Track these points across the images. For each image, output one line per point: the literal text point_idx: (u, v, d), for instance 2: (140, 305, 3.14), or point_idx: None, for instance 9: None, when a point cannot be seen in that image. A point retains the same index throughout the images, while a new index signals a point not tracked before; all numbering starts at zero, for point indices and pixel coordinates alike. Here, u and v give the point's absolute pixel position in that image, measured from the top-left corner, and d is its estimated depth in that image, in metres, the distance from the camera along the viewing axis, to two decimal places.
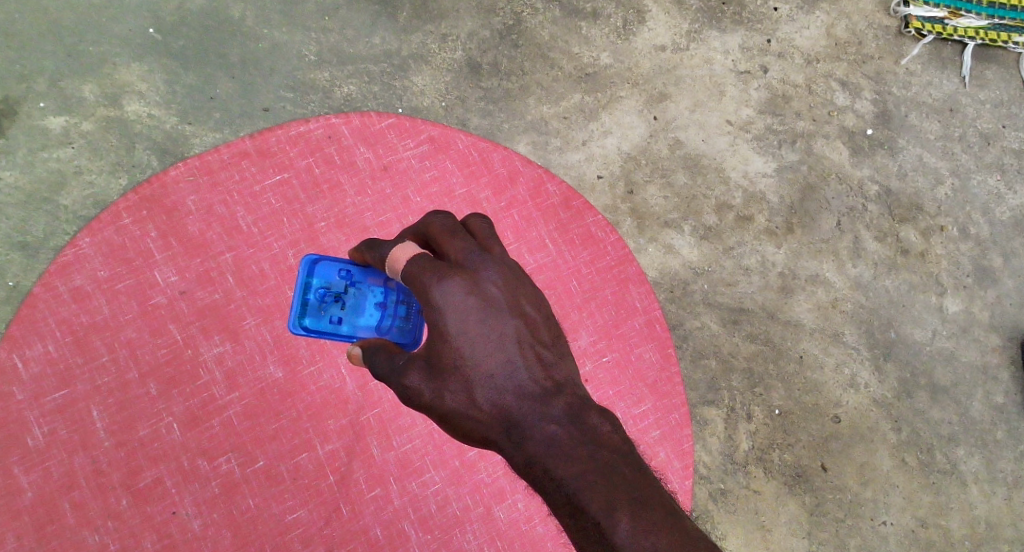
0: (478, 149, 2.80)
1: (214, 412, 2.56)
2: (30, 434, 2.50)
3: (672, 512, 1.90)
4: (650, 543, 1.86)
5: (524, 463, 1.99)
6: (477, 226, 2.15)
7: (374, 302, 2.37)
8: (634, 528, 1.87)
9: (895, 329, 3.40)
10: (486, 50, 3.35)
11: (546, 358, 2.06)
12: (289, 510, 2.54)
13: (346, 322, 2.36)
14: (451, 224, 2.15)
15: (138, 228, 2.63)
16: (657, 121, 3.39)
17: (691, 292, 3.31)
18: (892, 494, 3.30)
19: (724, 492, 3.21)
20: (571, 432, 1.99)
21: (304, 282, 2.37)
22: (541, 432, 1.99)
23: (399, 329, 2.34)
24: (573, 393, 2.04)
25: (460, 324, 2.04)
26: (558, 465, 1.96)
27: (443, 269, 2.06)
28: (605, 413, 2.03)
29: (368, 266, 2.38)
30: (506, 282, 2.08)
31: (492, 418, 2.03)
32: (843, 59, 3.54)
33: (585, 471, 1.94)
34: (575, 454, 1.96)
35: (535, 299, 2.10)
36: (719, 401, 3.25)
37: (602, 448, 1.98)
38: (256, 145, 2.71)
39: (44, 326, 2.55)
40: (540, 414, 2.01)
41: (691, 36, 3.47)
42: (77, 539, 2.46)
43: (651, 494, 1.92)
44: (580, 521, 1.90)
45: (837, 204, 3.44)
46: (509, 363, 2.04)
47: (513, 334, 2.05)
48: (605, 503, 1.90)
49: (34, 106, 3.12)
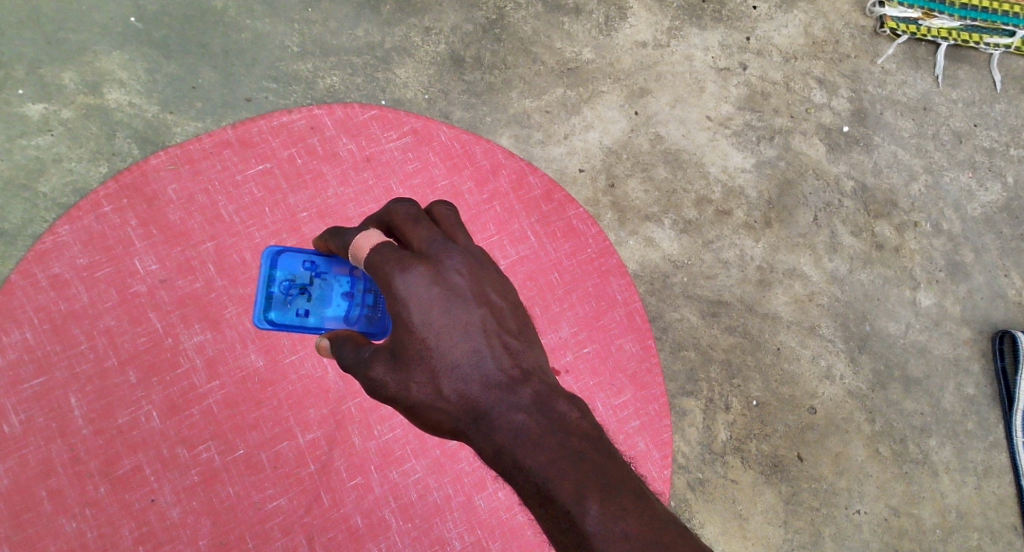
0: (461, 141, 2.83)
1: (194, 401, 2.57)
2: (6, 422, 2.50)
3: (642, 496, 1.94)
4: (620, 530, 1.89)
5: (494, 454, 2.02)
6: (440, 213, 2.19)
7: (340, 292, 2.40)
8: (604, 514, 1.91)
9: (870, 322, 3.46)
10: (469, 43, 3.37)
11: (513, 346, 2.09)
12: (269, 498, 2.56)
13: (313, 314, 2.39)
14: (416, 212, 2.18)
15: (118, 216, 2.64)
16: (638, 116, 3.43)
17: (670, 284, 3.35)
18: (866, 483, 3.36)
19: (702, 481, 3.26)
20: (539, 420, 2.01)
21: (268, 275, 2.41)
22: (510, 421, 2.02)
23: (368, 318, 2.38)
24: (540, 381, 2.07)
25: (425, 316, 2.07)
26: (527, 455, 1.99)
27: (407, 260, 2.10)
28: (573, 401, 2.06)
29: (332, 256, 2.41)
30: (471, 272, 2.12)
31: (460, 409, 2.05)
32: (820, 58, 3.60)
33: (555, 459, 1.97)
34: (544, 443, 1.99)
35: (500, 288, 2.14)
36: (698, 392, 3.30)
37: (571, 435, 2.00)
38: (238, 135, 2.72)
39: (22, 314, 2.55)
40: (508, 403, 2.04)
41: (672, 33, 3.50)
42: (54, 526, 2.46)
43: (621, 479, 1.96)
44: (551, 511, 1.94)
45: (813, 200, 3.49)
46: (475, 353, 2.07)
47: (479, 325, 2.08)
48: (575, 492, 1.93)
49: (13, 93, 3.10)
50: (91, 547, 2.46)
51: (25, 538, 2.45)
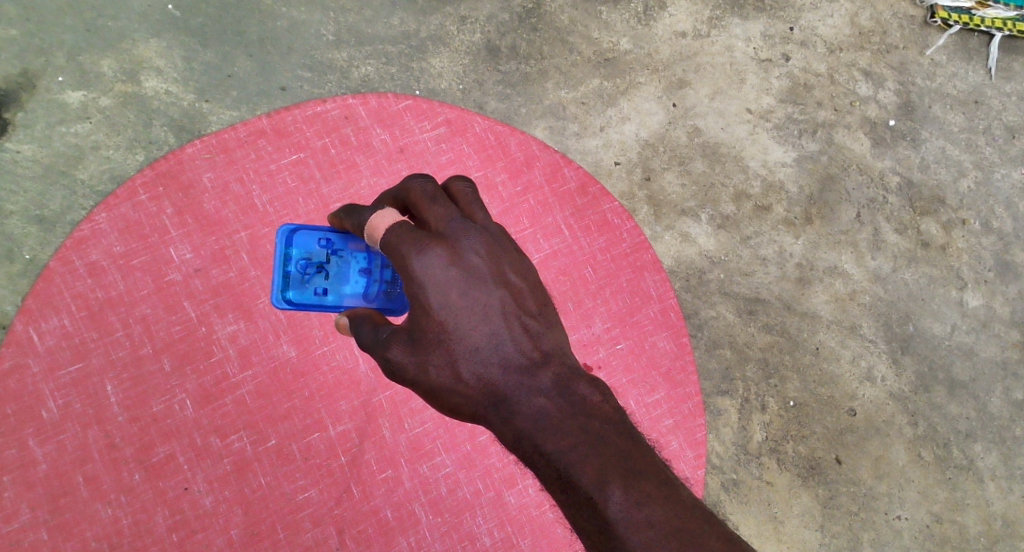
0: (495, 132, 2.79)
1: (228, 390, 2.57)
2: (44, 407, 2.51)
3: (666, 482, 1.93)
4: (644, 516, 1.89)
5: (514, 438, 2.01)
6: (458, 189, 2.14)
7: (358, 269, 2.38)
8: (627, 500, 1.90)
9: (914, 323, 3.36)
10: (504, 33, 3.32)
11: (533, 329, 2.07)
12: (301, 489, 2.55)
13: (332, 292, 2.37)
14: (433, 189, 2.12)
15: (154, 204, 2.64)
16: (676, 108, 3.36)
17: (707, 281, 3.27)
18: (907, 488, 3.27)
19: (736, 482, 3.19)
20: (559, 404, 2.01)
21: (284, 254, 2.36)
22: (529, 405, 2.01)
23: (386, 295, 2.37)
24: (560, 364, 2.06)
25: (442, 298, 2.04)
26: (548, 440, 1.98)
27: (423, 240, 2.06)
28: (593, 382, 2.05)
29: (348, 233, 2.37)
30: (490, 251, 2.08)
31: (478, 392, 2.04)
32: (867, 49, 3.49)
33: (576, 445, 1.96)
34: (564, 427, 1.98)
35: (519, 267, 2.11)
36: (734, 392, 3.22)
37: (593, 419, 1.99)
38: (272, 124, 2.72)
39: (59, 300, 2.57)
40: (528, 387, 2.03)
41: (712, 23, 3.43)
42: (90, 512, 2.48)
43: (645, 464, 1.94)
44: (573, 496, 1.93)
45: (857, 196, 3.40)
46: (494, 336, 2.05)
47: (499, 306, 2.06)
48: (597, 477, 1.92)
49: (52, 80, 3.13)
50: (126, 533, 2.48)
51: (61, 523, 2.47)
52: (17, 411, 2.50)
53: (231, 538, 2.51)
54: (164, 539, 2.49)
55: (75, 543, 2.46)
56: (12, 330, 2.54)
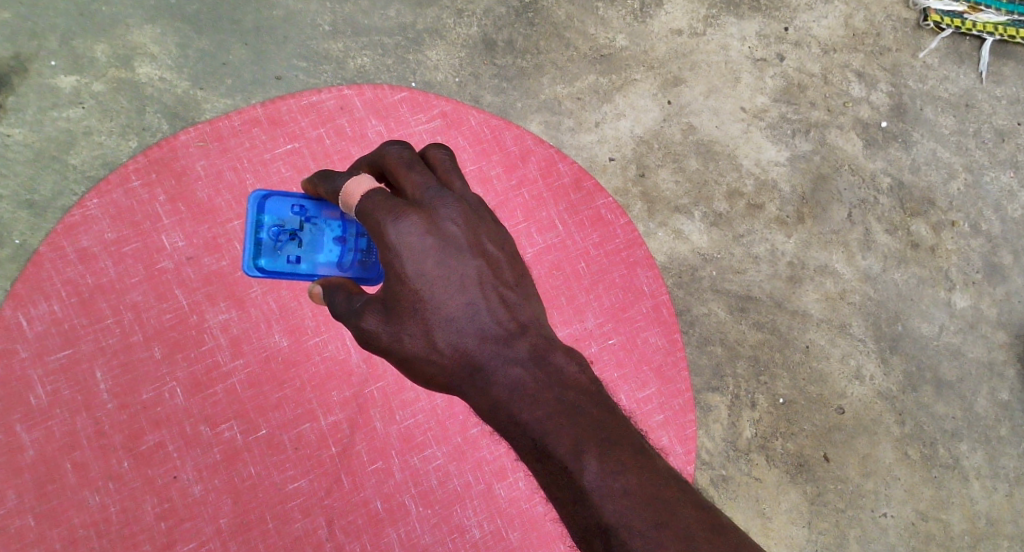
0: (490, 126, 2.80)
1: (218, 379, 2.57)
2: (33, 393, 2.51)
3: (642, 452, 1.98)
4: (619, 485, 1.94)
5: (490, 409, 2.06)
6: (435, 156, 2.19)
7: (332, 237, 2.38)
8: (603, 470, 1.95)
9: (902, 323, 3.39)
10: (501, 27, 3.33)
11: (510, 300, 2.12)
12: (291, 479, 2.55)
13: (305, 261, 2.37)
14: (409, 156, 2.17)
15: (146, 191, 2.64)
16: (671, 105, 3.37)
17: (699, 278, 3.29)
18: (893, 486, 3.29)
19: (725, 478, 3.20)
20: (535, 374, 2.05)
21: (256, 220, 2.38)
22: (506, 375, 2.06)
23: (361, 264, 2.37)
24: (536, 334, 2.10)
25: (418, 268, 2.07)
26: (523, 410, 2.03)
27: (400, 208, 2.09)
28: (571, 353, 2.10)
29: (322, 200, 2.39)
30: (466, 221, 2.13)
31: (453, 361, 2.08)
32: (861, 50, 3.52)
33: (552, 413, 2.01)
34: (541, 397, 2.03)
35: (496, 238, 2.16)
36: (724, 388, 3.24)
37: (569, 389, 2.04)
38: (267, 114, 2.72)
39: (50, 286, 2.56)
40: (504, 357, 2.07)
41: (708, 22, 3.44)
42: (78, 499, 2.47)
43: (620, 433, 2.00)
44: (548, 466, 1.98)
45: (849, 196, 3.42)
46: (470, 306, 2.09)
47: (475, 277, 2.10)
48: (572, 446, 1.98)
49: (45, 64, 3.11)
50: (114, 521, 2.47)
51: (48, 510, 2.46)
52: (5, 397, 2.49)
53: (221, 527, 2.50)
54: (152, 527, 2.48)
55: (62, 530, 2.45)
56: (1, 316, 2.53)
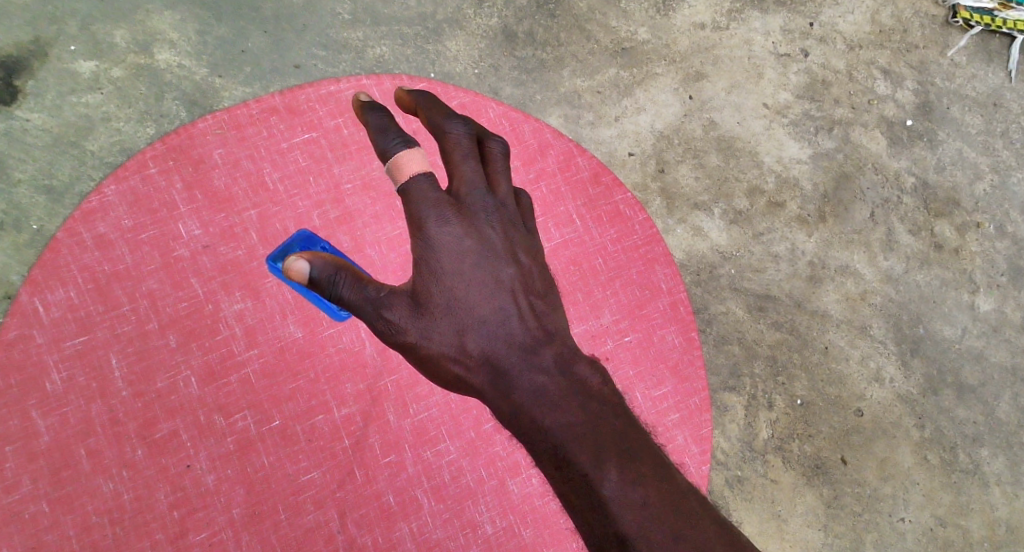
0: (509, 118, 2.78)
1: (232, 368, 2.57)
2: (48, 379, 2.51)
3: (662, 466, 1.96)
4: (639, 497, 1.91)
5: (511, 412, 2.03)
6: (491, 152, 2.15)
7: None
8: (622, 480, 1.93)
9: (924, 325, 3.33)
10: (522, 18, 3.30)
11: (535, 300, 2.10)
12: (303, 470, 2.55)
13: None
14: (469, 145, 2.13)
15: (163, 178, 2.64)
16: (692, 101, 3.33)
17: (718, 276, 3.25)
18: (912, 490, 3.24)
19: (740, 479, 3.15)
20: (559, 379, 2.03)
21: None
22: (530, 380, 2.03)
23: None
24: (563, 342, 2.09)
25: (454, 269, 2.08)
26: (547, 416, 2.00)
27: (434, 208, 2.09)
28: (594, 363, 2.08)
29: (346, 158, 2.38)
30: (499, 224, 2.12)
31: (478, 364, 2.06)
32: (887, 47, 3.47)
33: (574, 420, 1.99)
34: (563, 403, 2.01)
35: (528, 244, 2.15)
36: (741, 388, 3.19)
37: (588, 389, 2.03)
38: (285, 103, 2.72)
39: (66, 272, 2.56)
40: (529, 363, 2.05)
41: (732, 16, 3.40)
42: (92, 486, 2.47)
43: (641, 444, 1.98)
44: (568, 473, 1.95)
45: (872, 195, 3.37)
46: (501, 311, 2.07)
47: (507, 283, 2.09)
48: (593, 454, 1.95)
49: (64, 49, 3.12)
50: (127, 508, 2.47)
51: (63, 496, 2.46)
52: (21, 382, 2.50)
53: (233, 517, 2.50)
54: (165, 516, 2.48)
55: (75, 517, 2.46)
56: (18, 300, 2.54)
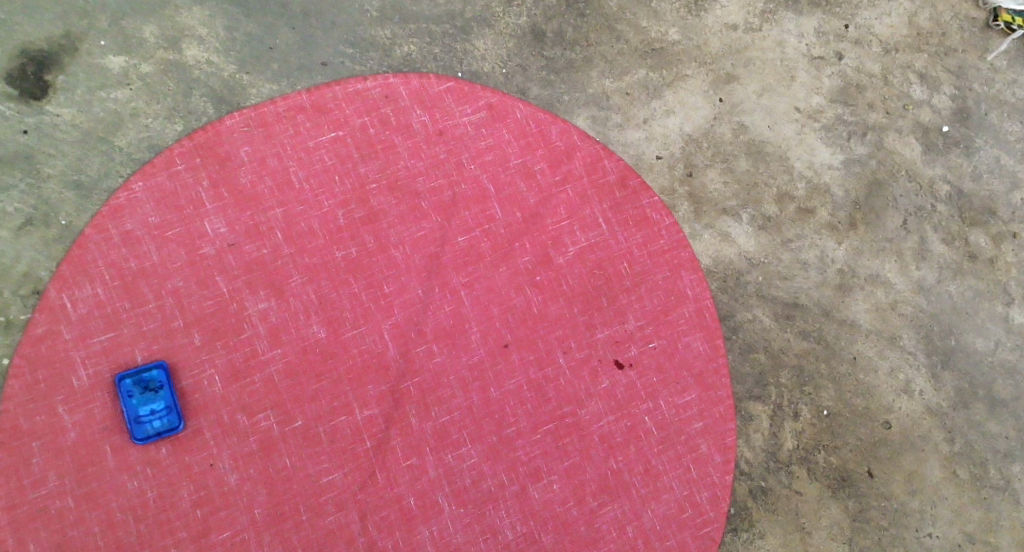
0: (537, 120, 2.89)
1: (256, 368, 2.71)
2: (75, 374, 2.65)
3: None
4: None
5: None
6: None
7: None
8: None
9: (956, 336, 3.21)
10: (551, 17, 3.19)
11: None
12: (326, 472, 2.70)
13: None
14: None
15: (190, 175, 2.77)
16: (723, 104, 3.22)
17: (744, 283, 3.16)
18: (940, 505, 3.14)
19: (765, 490, 3.10)
20: None
21: None
22: None
23: None
24: None
25: None
26: None
27: None
28: None
29: None
30: None
31: None
32: (924, 51, 3.32)
33: None
34: None
35: None
36: (766, 397, 3.13)
37: None
38: (312, 101, 2.84)
39: (94, 269, 2.70)
40: None
41: (765, 17, 3.28)
42: (117, 482, 2.63)
43: None
44: None
45: (904, 203, 3.25)
46: None
47: None
48: None
49: (94, 44, 3.05)
50: (151, 505, 2.63)
51: (89, 492, 2.61)
52: (49, 378, 2.65)
53: (255, 516, 2.66)
54: (189, 514, 2.64)
55: (101, 512, 2.62)
56: (47, 296, 2.68)
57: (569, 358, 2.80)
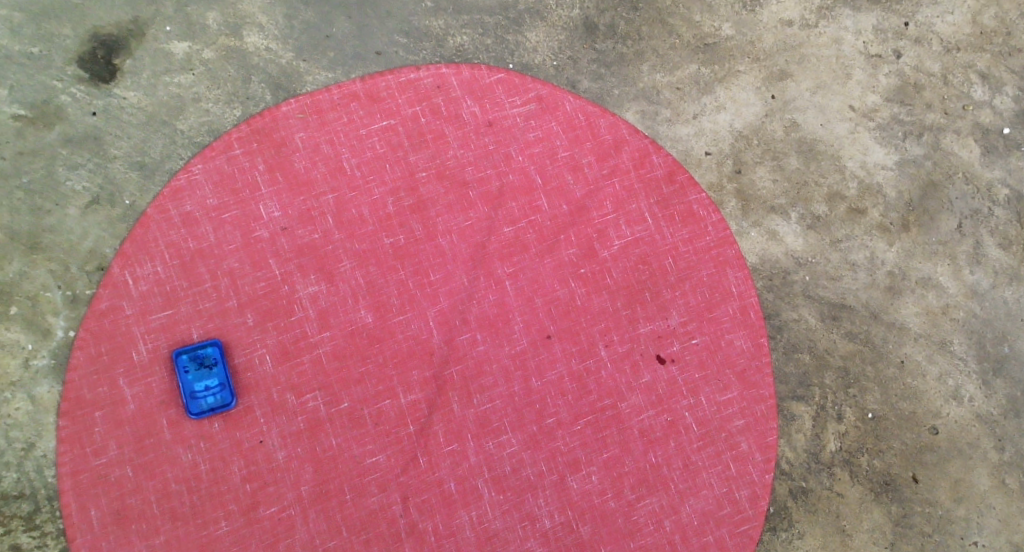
0: (586, 113, 2.92)
1: (305, 349, 2.77)
2: (135, 348, 2.74)
3: None
4: None
5: None
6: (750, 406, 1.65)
7: None
8: None
9: (1009, 343, 3.14)
10: (604, 10, 3.17)
11: None
12: (369, 453, 2.75)
13: None
14: None
15: (247, 159, 2.83)
16: (775, 101, 3.17)
17: (791, 282, 3.12)
18: (987, 514, 3.08)
19: (805, 491, 3.06)
20: None
21: None
22: None
23: None
24: None
25: None
26: None
27: None
28: None
29: None
30: None
31: None
32: (988, 50, 3.24)
33: None
34: None
35: None
36: (810, 398, 3.09)
37: None
38: (366, 89, 2.89)
39: (154, 247, 2.77)
40: None
41: (822, 13, 3.22)
42: (172, 454, 2.71)
43: None
44: None
45: (960, 205, 3.18)
46: None
47: None
48: None
49: (160, 30, 3.02)
50: (203, 478, 2.71)
51: (145, 462, 2.70)
52: (110, 351, 2.73)
53: (301, 493, 2.72)
54: (238, 488, 2.71)
55: (156, 482, 2.70)
56: (110, 272, 2.76)
57: (611, 351, 2.83)
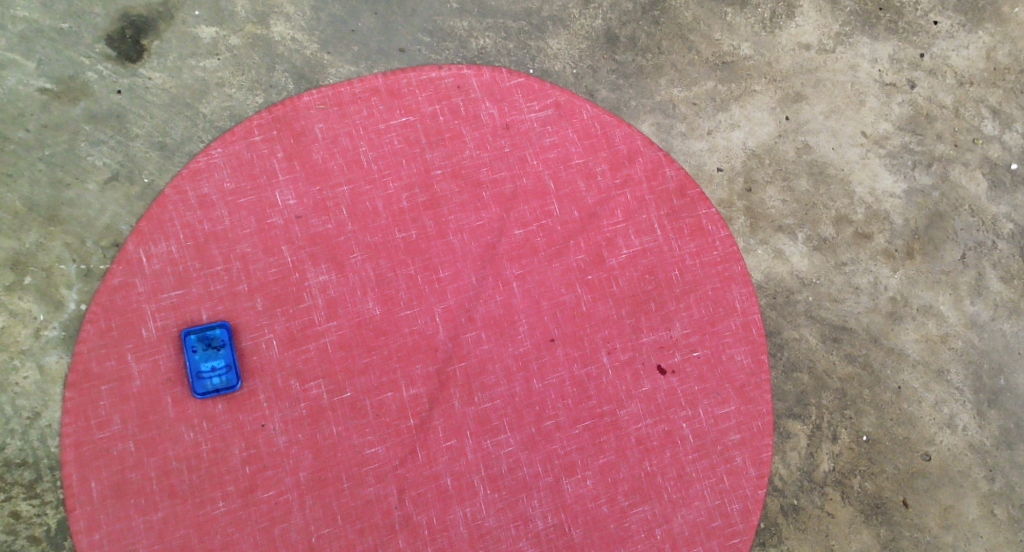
0: (602, 122, 2.96)
1: (312, 336, 2.81)
2: (144, 325, 2.79)
3: None
4: None
5: None
6: None
7: None
8: None
9: (1005, 377, 3.17)
10: (626, 22, 3.20)
11: None
12: (369, 444, 2.79)
13: None
14: None
15: (266, 146, 2.88)
16: (789, 122, 3.21)
17: (794, 301, 3.15)
18: (974, 543, 3.11)
19: (796, 509, 3.10)
20: None
21: None
22: None
23: None
24: None
25: None
26: None
27: None
28: None
29: None
30: None
31: None
32: (1000, 86, 3.26)
33: None
34: None
35: None
36: (806, 417, 3.12)
37: None
38: (387, 84, 2.93)
39: (170, 227, 2.82)
40: None
41: (839, 39, 3.25)
42: (174, 432, 2.76)
43: None
44: None
45: (965, 236, 3.20)
46: None
47: None
48: None
49: (189, 14, 3.06)
50: (204, 458, 2.75)
51: (148, 438, 2.75)
52: (121, 326, 2.78)
53: (299, 479, 2.77)
54: (237, 469, 2.76)
55: (157, 459, 2.75)
56: (126, 250, 2.81)
57: (612, 358, 2.87)
